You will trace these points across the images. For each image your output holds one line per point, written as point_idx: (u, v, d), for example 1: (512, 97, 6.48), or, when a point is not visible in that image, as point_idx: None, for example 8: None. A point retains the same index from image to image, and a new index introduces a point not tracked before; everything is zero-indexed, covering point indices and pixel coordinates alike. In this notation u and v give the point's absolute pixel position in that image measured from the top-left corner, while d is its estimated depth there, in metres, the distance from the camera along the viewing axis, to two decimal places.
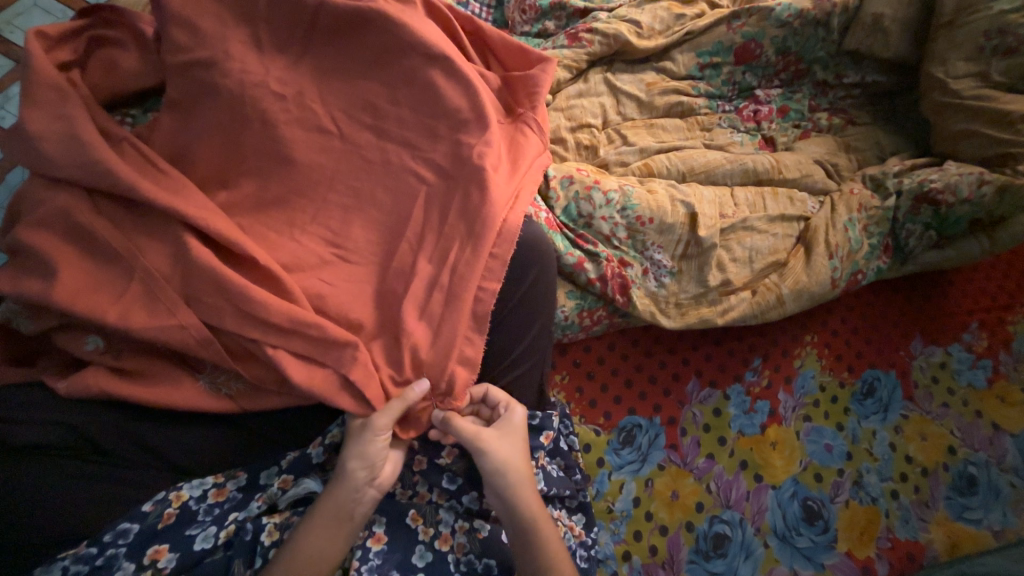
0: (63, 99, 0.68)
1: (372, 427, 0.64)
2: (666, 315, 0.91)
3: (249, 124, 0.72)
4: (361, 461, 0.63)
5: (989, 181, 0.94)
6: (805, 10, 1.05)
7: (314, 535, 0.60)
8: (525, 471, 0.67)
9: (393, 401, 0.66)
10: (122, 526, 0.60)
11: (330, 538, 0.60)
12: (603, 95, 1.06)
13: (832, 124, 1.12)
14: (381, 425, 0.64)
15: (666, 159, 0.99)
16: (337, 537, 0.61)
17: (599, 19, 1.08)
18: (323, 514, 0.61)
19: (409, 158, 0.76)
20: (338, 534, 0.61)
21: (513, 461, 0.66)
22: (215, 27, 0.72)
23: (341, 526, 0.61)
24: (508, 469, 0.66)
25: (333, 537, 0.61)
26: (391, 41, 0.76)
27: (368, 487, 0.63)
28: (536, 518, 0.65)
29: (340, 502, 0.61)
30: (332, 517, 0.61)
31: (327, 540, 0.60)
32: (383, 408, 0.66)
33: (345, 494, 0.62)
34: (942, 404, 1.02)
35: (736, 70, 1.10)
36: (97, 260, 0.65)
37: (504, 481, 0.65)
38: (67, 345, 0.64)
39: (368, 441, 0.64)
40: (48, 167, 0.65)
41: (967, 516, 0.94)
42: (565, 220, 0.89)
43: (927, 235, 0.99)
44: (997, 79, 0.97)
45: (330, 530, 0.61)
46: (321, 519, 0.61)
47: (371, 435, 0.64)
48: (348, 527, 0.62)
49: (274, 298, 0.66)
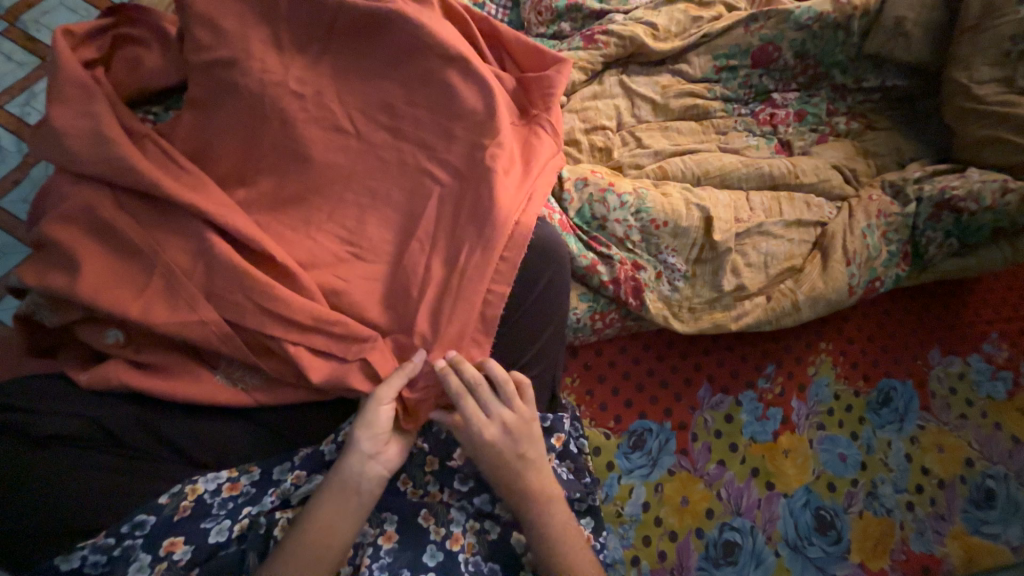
0: (88, 96, 0.69)
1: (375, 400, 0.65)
2: (678, 320, 0.90)
3: (267, 122, 0.73)
4: (367, 433, 0.64)
5: (1013, 190, 0.92)
6: (825, 13, 1.04)
7: (323, 510, 0.61)
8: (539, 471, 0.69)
9: (396, 372, 0.67)
10: (140, 517, 0.61)
11: (337, 513, 0.61)
12: (618, 97, 1.06)
13: (850, 129, 1.10)
14: (383, 396, 0.66)
15: (681, 162, 0.99)
16: (348, 511, 0.62)
17: (615, 21, 1.08)
18: (330, 487, 0.62)
19: (425, 159, 0.77)
20: (346, 509, 0.62)
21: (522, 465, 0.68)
22: (237, 25, 0.73)
23: (348, 501, 0.62)
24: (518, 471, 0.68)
25: (343, 512, 0.62)
26: (408, 41, 0.77)
27: (373, 461, 0.64)
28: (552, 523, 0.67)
29: (348, 475, 0.63)
30: (341, 490, 0.62)
31: (333, 517, 0.61)
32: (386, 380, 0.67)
33: (351, 467, 0.63)
34: (960, 415, 1.00)
35: (753, 73, 1.09)
36: (118, 254, 0.66)
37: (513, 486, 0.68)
38: (89, 338, 0.66)
39: (373, 413, 0.65)
40: (74, 163, 0.67)
41: (984, 530, 0.92)
42: (579, 222, 0.89)
43: (948, 243, 0.97)
44: (1023, 84, 0.95)
45: (336, 504, 0.62)
46: (331, 492, 0.62)
47: (375, 406, 0.65)
48: (356, 502, 0.63)
49: (292, 295, 0.66)
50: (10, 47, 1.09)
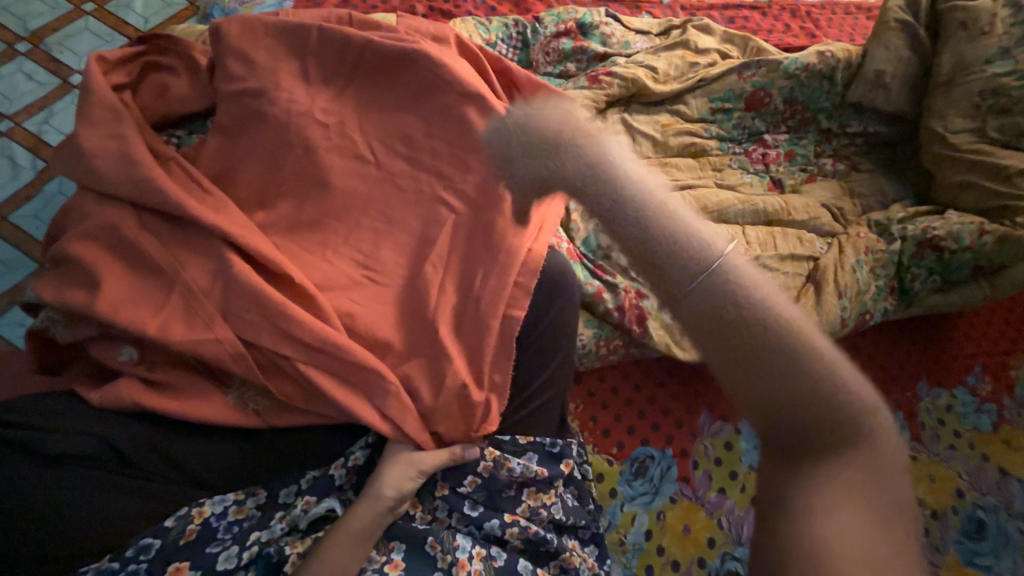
0: (118, 119, 0.72)
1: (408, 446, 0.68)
2: (680, 348, 0.93)
3: (291, 149, 0.76)
4: (396, 490, 0.66)
5: (989, 231, 0.98)
6: (811, 64, 1.13)
7: (338, 554, 0.62)
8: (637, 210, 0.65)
9: (443, 449, 0.70)
10: (146, 540, 0.60)
11: (349, 559, 0.62)
12: (620, 133, 1.12)
13: (837, 170, 1.17)
14: (426, 466, 0.68)
15: (680, 197, 1.04)
16: (355, 560, 0.63)
17: (618, 64, 1.15)
18: (348, 533, 0.63)
19: (440, 188, 0.80)
20: (357, 555, 0.63)
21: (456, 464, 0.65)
22: (269, 60, 0.77)
23: (361, 548, 0.63)
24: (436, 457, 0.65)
25: (353, 560, 0.62)
26: (429, 78, 0.81)
27: (390, 514, 0.66)
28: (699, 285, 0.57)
29: (367, 524, 0.64)
30: (353, 540, 0.63)
31: (346, 562, 0.62)
32: (430, 450, 0.70)
33: (372, 518, 0.64)
34: (948, 445, 1.03)
35: (746, 115, 1.17)
36: (138, 272, 0.67)
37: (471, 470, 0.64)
38: (102, 355, 0.66)
39: (405, 473, 0.67)
40: (101, 182, 0.69)
41: (978, 561, 0.92)
42: (586, 250, 0.93)
43: (931, 279, 1.03)
44: (993, 135, 1.03)
45: (351, 550, 0.63)
46: (348, 538, 0.63)
47: (411, 468, 0.67)
48: (366, 549, 0.64)
49: (309, 317, 0.67)
50: (31, 67, 1.12)
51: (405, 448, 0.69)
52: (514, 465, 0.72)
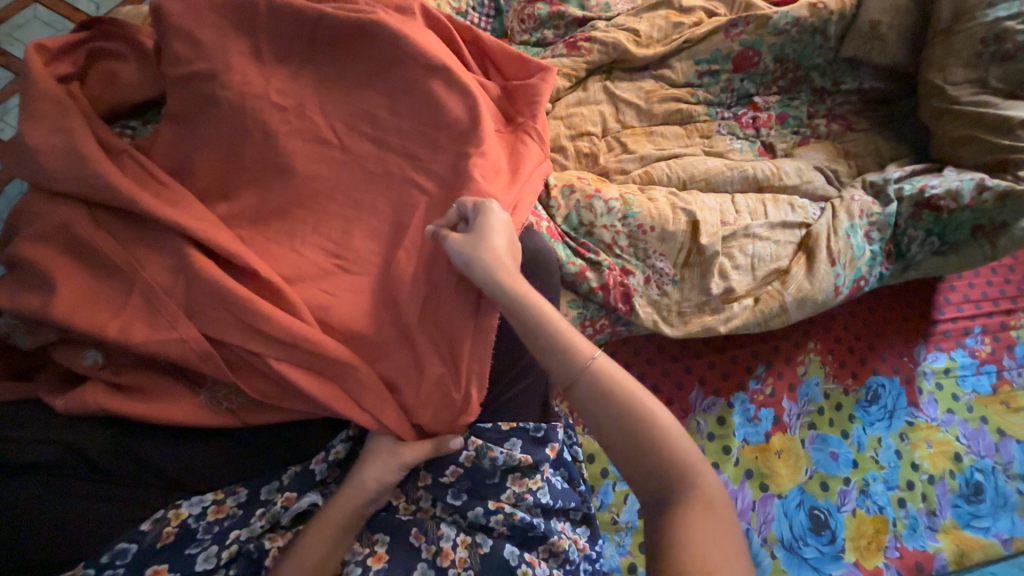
0: (61, 111, 0.68)
1: (483, 207, 0.66)
2: (668, 324, 0.90)
3: (249, 135, 0.72)
4: (380, 483, 0.66)
5: (990, 187, 0.93)
6: (802, 18, 1.06)
7: (318, 545, 0.62)
8: (509, 273, 0.62)
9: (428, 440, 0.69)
10: (121, 545, 0.59)
11: (330, 549, 0.62)
12: (602, 103, 1.07)
13: (830, 131, 1.13)
14: (409, 458, 0.67)
15: (666, 167, 0.99)
16: (338, 550, 0.63)
17: (597, 28, 1.09)
18: (329, 525, 0.63)
19: (410, 169, 0.76)
20: (339, 545, 0.63)
21: (509, 270, 0.63)
22: (216, 39, 0.72)
23: (343, 539, 0.64)
24: (490, 255, 0.63)
25: (335, 549, 0.63)
26: (390, 51, 0.76)
27: (371, 506, 0.66)
28: (558, 335, 0.57)
29: (349, 516, 0.64)
30: (336, 532, 0.63)
31: (327, 552, 0.62)
32: (414, 442, 0.68)
33: (353, 511, 0.64)
34: (947, 410, 1.02)
35: (734, 77, 1.11)
36: (96, 273, 0.65)
37: (493, 286, 0.62)
38: (65, 360, 0.64)
39: (387, 465, 0.66)
40: (48, 180, 0.65)
41: (975, 524, 0.94)
42: (567, 229, 0.88)
43: (929, 241, 0.98)
44: (995, 86, 0.98)
45: (332, 540, 0.63)
46: (328, 530, 0.63)
47: (393, 461, 0.66)
48: (350, 539, 0.64)
49: (276, 312, 0.64)
50: None
51: (391, 440, 0.68)
52: (498, 454, 0.70)
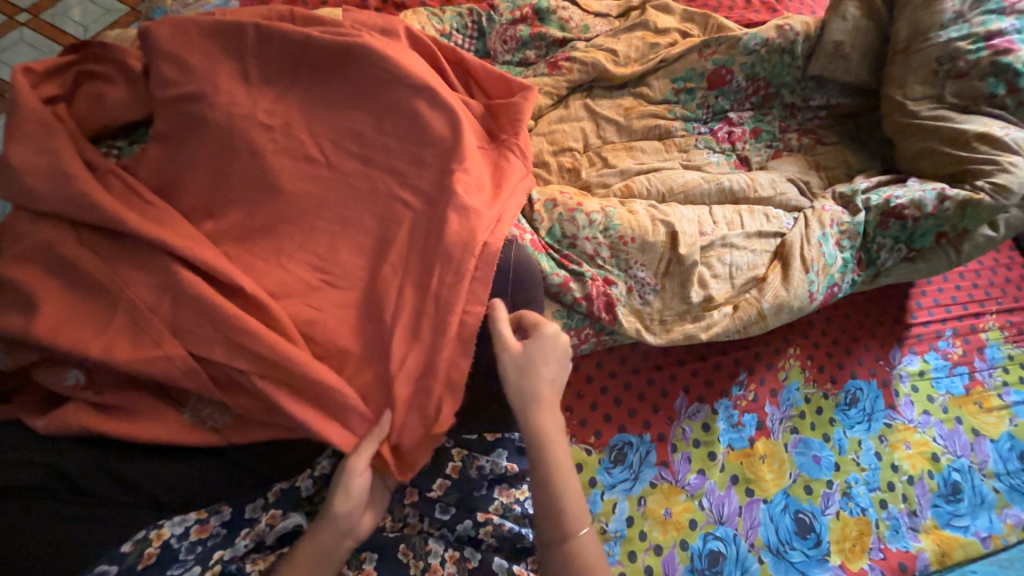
0: (47, 133, 0.68)
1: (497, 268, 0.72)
2: (650, 332, 0.92)
3: (236, 154, 0.74)
4: (342, 504, 0.62)
5: (950, 197, 0.98)
6: (770, 39, 1.12)
7: None
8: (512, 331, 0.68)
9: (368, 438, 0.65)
10: (100, 568, 0.58)
11: None
12: (584, 119, 1.10)
13: (802, 144, 1.18)
14: (357, 465, 0.63)
15: (646, 180, 1.03)
16: None
17: (577, 49, 1.14)
18: (305, 554, 0.61)
19: (395, 185, 0.78)
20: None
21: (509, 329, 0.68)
22: (205, 62, 0.74)
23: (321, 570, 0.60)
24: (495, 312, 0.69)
25: None
26: (375, 72, 0.79)
27: (346, 534, 0.62)
28: (531, 396, 0.65)
29: (322, 545, 0.61)
30: (311, 562, 0.60)
31: None
32: (360, 448, 0.65)
33: (324, 538, 0.61)
34: (924, 411, 1.04)
35: (710, 94, 1.16)
36: (80, 292, 0.65)
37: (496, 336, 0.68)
38: (47, 380, 0.63)
39: (345, 483, 0.62)
40: (34, 201, 0.65)
41: (954, 523, 0.97)
42: (550, 241, 0.91)
43: (897, 248, 1.02)
44: (951, 101, 1.04)
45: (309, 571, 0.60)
46: (304, 561, 0.60)
47: (347, 476, 0.63)
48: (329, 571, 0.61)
49: (259, 328, 0.64)
50: None
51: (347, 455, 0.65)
52: (484, 463, 0.73)
